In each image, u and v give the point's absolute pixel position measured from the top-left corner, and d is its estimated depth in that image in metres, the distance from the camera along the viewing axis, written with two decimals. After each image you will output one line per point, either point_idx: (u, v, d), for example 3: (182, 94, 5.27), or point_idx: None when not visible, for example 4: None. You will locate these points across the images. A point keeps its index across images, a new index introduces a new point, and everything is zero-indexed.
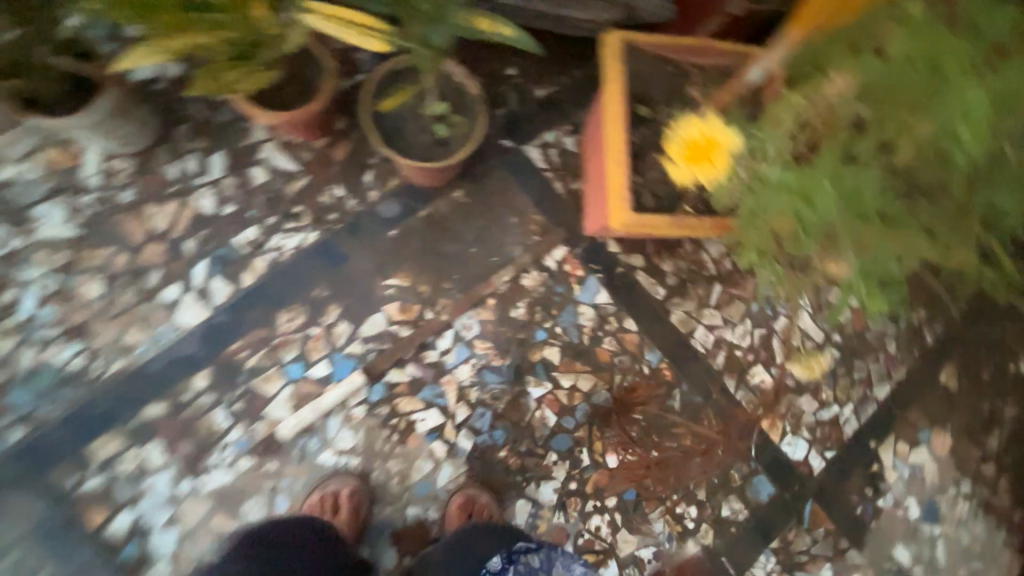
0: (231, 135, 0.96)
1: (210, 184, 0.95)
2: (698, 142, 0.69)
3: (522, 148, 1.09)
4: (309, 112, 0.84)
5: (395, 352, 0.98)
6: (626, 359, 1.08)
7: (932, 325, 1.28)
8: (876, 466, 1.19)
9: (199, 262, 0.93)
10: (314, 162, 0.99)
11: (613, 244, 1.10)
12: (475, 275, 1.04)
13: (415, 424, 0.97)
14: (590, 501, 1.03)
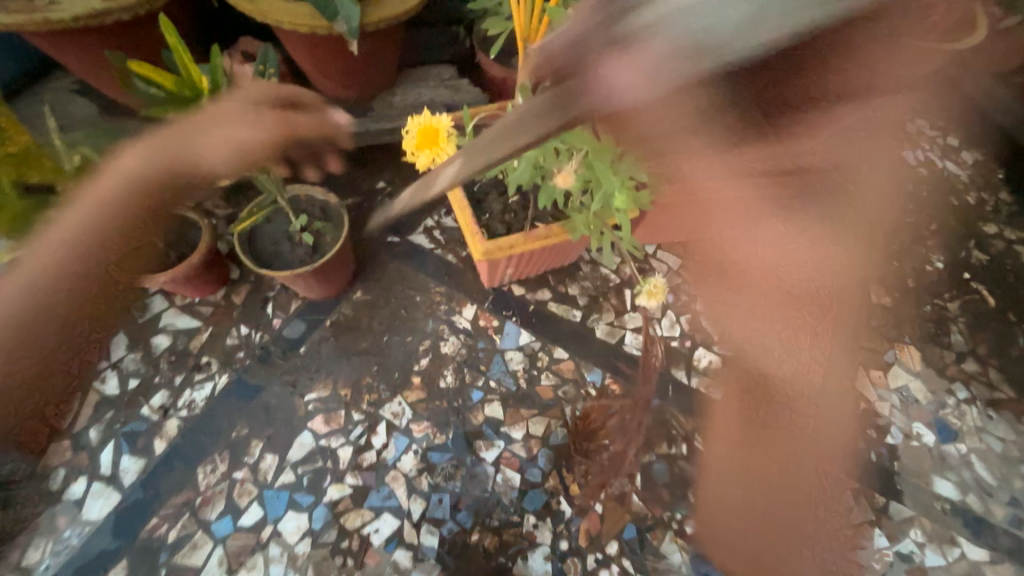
0: (130, 316, 1.02)
1: (111, 365, 0.97)
2: (430, 132, 0.75)
3: (408, 237, 1.18)
4: (190, 267, 0.93)
5: (329, 466, 0.93)
6: (569, 389, 1.05)
7: (838, 256, 1.35)
8: (863, 404, 1.14)
9: (105, 446, 0.91)
10: (214, 313, 1.04)
11: (516, 287, 1.15)
12: (395, 362, 1.04)
13: (370, 538, 0.88)
14: (590, 556, 0.90)
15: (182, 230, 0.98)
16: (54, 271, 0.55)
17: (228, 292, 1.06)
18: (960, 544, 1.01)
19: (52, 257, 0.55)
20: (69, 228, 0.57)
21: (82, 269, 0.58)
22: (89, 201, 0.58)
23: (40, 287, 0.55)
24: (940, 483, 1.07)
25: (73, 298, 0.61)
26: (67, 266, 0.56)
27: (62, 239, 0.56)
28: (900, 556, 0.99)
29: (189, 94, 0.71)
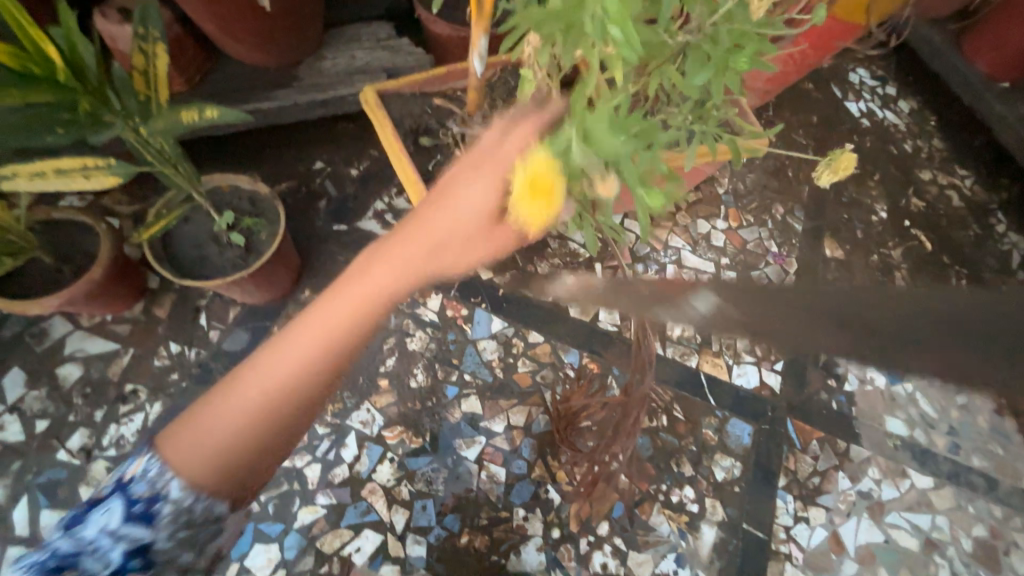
0: (26, 346, 0.85)
1: (9, 408, 0.81)
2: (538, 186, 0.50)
3: (357, 225, 1.06)
4: (91, 283, 0.77)
5: (297, 488, 0.85)
6: (548, 374, 1.01)
7: (796, 212, 1.37)
8: (825, 355, 1.19)
9: (17, 504, 0.77)
10: (134, 333, 0.88)
11: (483, 271, 1.07)
12: (357, 365, 0.95)
13: (351, 558, 0.82)
14: (582, 539, 0.90)
15: (75, 239, 0.81)
16: (262, 413, 0.50)
17: (148, 305, 0.90)
18: (909, 476, 1.08)
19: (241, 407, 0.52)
20: (303, 364, 0.51)
21: (293, 424, 0.52)
22: (369, 271, 0.52)
23: (225, 457, 0.49)
24: (892, 422, 1.13)
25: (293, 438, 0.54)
26: (254, 424, 0.50)
27: (278, 393, 0.51)
28: (862, 495, 1.05)
29: (40, 71, 0.54)
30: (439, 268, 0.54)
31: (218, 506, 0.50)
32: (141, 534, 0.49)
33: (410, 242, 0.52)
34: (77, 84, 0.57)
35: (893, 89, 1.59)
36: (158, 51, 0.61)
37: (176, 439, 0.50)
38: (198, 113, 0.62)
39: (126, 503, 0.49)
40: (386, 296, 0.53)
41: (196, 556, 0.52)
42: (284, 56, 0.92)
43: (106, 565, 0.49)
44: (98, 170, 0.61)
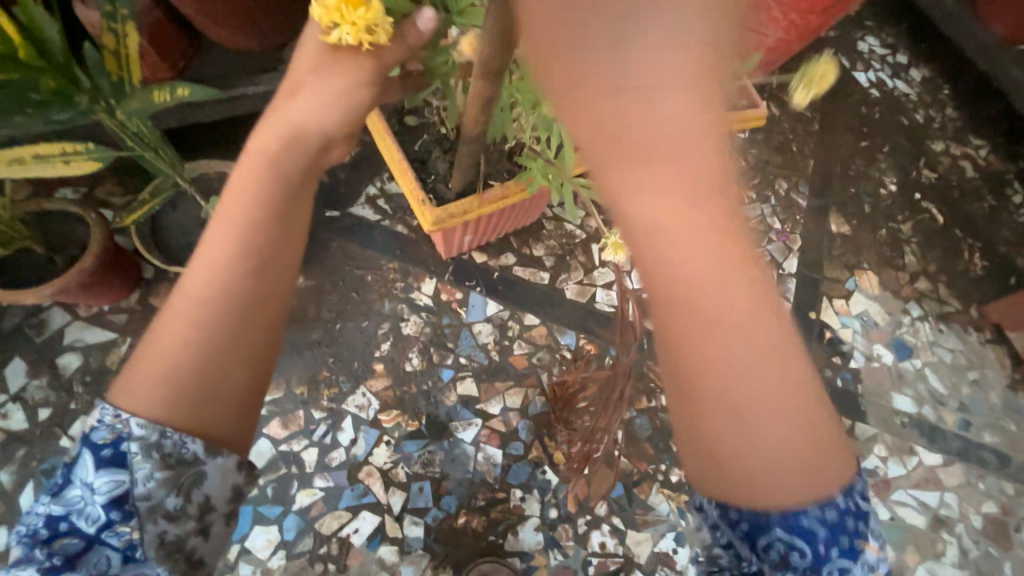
0: (26, 337, 0.86)
1: (12, 397, 0.83)
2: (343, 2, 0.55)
3: (349, 211, 1.05)
4: (83, 271, 0.78)
5: (295, 472, 0.86)
6: (544, 356, 1.00)
7: (800, 188, 1.33)
8: (829, 333, 1.16)
9: (23, 489, 0.79)
10: (130, 322, 0.88)
11: (476, 254, 1.05)
12: (353, 350, 0.95)
13: (350, 539, 0.83)
14: (580, 519, 0.90)
15: (68, 230, 0.82)
16: (198, 322, 0.49)
17: (143, 294, 0.90)
18: (917, 453, 1.07)
19: (181, 336, 0.48)
20: (223, 262, 0.51)
21: (247, 335, 0.50)
22: (233, 191, 0.55)
23: (178, 380, 0.48)
24: (899, 399, 1.12)
25: (257, 346, 0.50)
26: (195, 343, 0.48)
27: (214, 294, 0.50)
28: (867, 472, 1.03)
29: (4, 49, 0.54)
30: (302, 164, 0.57)
31: (190, 443, 0.49)
32: (118, 482, 0.48)
33: (269, 133, 0.57)
34: (41, 62, 0.57)
35: (901, 59, 1.58)
36: (129, 30, 0.61)
37: (126, 386, 0.49)
38: (172, 92, 0.62)
39: (94, 454, 0.49)
40: (268, 171, 0.55)
41: (183, 502, 0.50)
42: (266, 39, 0.90)
43: (94, 521, 0.48)
44: (77, 154, 0.61)
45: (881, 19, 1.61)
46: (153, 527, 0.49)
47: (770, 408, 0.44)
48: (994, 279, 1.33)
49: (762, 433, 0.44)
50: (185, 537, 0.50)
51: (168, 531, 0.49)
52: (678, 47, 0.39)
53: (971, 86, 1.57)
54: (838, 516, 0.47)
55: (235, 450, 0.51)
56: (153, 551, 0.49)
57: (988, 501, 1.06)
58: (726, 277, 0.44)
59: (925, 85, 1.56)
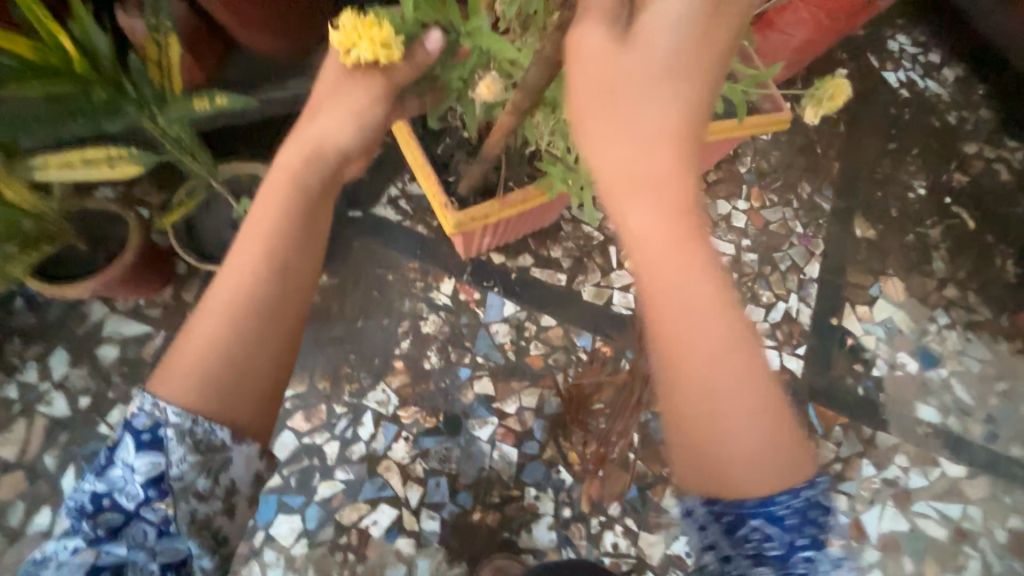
0: (69, 327, 0.91)
1: (56, 385, 0.88)
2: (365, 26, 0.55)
3: (371, 211, 1.08)
4: (124, 267, 0.82)
5: (317, 464, 0.89)
6: (560, 356, 1.01)
7: (824, 191, 1.31)
8: (851, 339, 1.14)
9: (65, 472, 0.83)
10: (164, 316, 0.93)
11: (495, 255, 1.07)
12: (373, 348, 0.98)
13: (369, 530, 0.86)
14: (593, 520, 0.91)
15: (108, 227, 0.86)
16: (229, 318, 0.51)
17: (177, 289, 0.94)
18: (940, 464, 1.05)
19: (214, 335, 0.51)
20: (253, 265, 0.53)
21: (274, 333, 0.53)
22: (259, 203, 0.57)
23: (212, 373, 0.50)
24: (924, 409, 1.10)
25: (282, 344, 0.53)
26: (227, 341, 0.51)
27: (247, 291, 0.52)
28: (887, 482, 1.02)
29: (61, 63, 0.58)
30: (322, 177, 0.59)
31: (219, 430, 0.50)
32: (155, 463, 0.50)
33: (293, 149, 0.59)
34: (93, 74, 0.60)
35: (934, 58, 1.53)
36: (171, 41, 0.63)
37: (161, 377, 0.51)
38: (210, 101, 0.64)
39: (134, 435, 0.50)
40: (292, 184, 0.57)
41: (212, 483, 0.51)
42: (295, 42, 0.93)
43: (134, 497, 0.50)
44: (123, 159, 0.64)
45: (913, 17, 1.56)
46: (185, 505, 0.50)
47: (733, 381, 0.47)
48: None
49: (730, 417, 0.47)
50: (213, 516, 0.51)
51: (199, 510, 0.50)
52: (668, 84, 0.49)
53: (1008, 86, 1.51)
54: (805, 510, 0.48)
55: (259, 438, 0.53)
56: (185, 527, 0.50)
57: (1015, 516, 1.03)
58: (704, 281, 0.48)
59: (959, 86, 1.51)
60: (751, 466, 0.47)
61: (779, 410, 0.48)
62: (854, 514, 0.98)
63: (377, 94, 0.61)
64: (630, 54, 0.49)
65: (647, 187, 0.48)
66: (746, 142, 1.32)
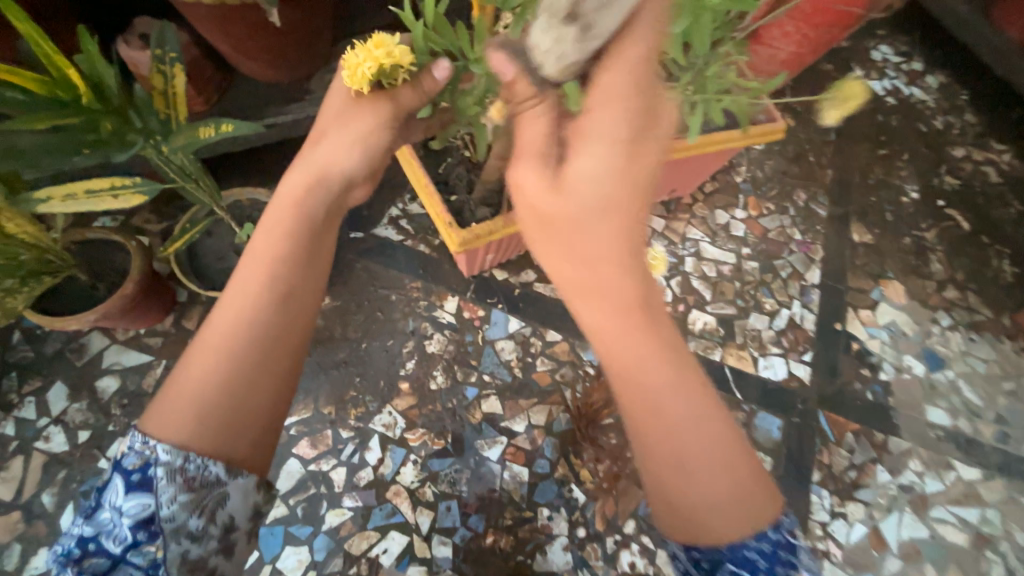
0: (67, 360, 0.89)
1: (54, 420, 0.85)
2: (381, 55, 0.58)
3: (373, 232, 1.08)
4: (124, 297, 0.81)
5: (324, 492, 0.86)
6: (567, 372, 1.00)
7: (819, 197, 1.33)
8: (856, 344, 1.14)
9: (63, 511, 0.81)
10: (166, 344, 0.91)
11: (498, 272, 1.07)
12: (378, 369, 0.96)
13: (379, 560, 0.83)
14: (609, 539, 0.88)
15: (108, 257, 0.85)
16: (226, 355, 0.51)
17: (178, 317, 0.93)
18: (954, 468, 1.04)
19: (211, 365, 0.50)
20: (252, 299, 0.52)
21: (271, 371, 0.52)
22: (262, 232, 0.56)
23: (209, 407, 0.50)
24: (933, 412, 1.09)
25: (282, 377, 0.53)
26: (224, 373, 0.50)
27: (245, 327, 0.51)
28: (903, 489, 1.00)
29: (68, 96, 0.57)
30: (327, 204, 0.59)
31: (213, 464, 0.50)
32: (145, 505, 0.49)
33: (297, 177, 0.59)
34: (100, 106, 0.60)
35: (916, 66, 1.58)
36: (176, 71, 0.64)
37: (158, 414, 0.51)
38: (215, 128, 0.64)
39: (124, 475, 0.49)
40: (295, 214, 0.57)
41: (206, 522, 0.50)
42: (294, 70, 0.94)
43: (121, 541, 0.49)
44: (125, 189, 0.64)
45: (894, 28, 1.62)
46: (176, 546, 0.49)
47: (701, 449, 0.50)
48: None
49: (702, 477, 0.49)
50: (207, 556, 0.50)
51: (192, 551, 0.50)
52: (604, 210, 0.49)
53: (990, 91, 1.56)
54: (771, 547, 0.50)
55: (255, 471, 0.53)
56: (175, 569, 0.49)
57: None
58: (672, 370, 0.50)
59: (942, 92, 1.55)
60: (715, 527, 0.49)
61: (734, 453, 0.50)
62: (873, 522, 0.97)
63: (385, 115, 0.60)
64: (560, 196, 0.50)
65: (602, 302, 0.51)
66: (740, 153, 1.34)
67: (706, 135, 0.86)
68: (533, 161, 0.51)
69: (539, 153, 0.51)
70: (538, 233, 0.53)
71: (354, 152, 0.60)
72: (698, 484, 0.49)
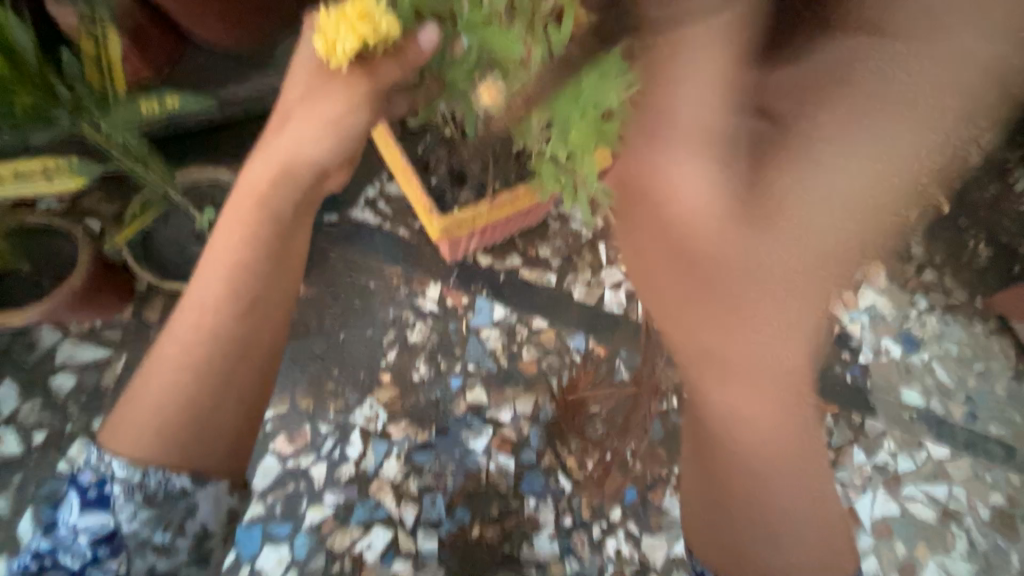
0: (15, 355, 0.83)
1: (5, 421, 0.79)
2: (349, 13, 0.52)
3: (349, 216, 1.01)
4: (73, 289, 0.74)
5: (304, 488, 0.83)
6: (553, 360, 0.98)
7: None
8: (838, 328, 1.16)
9: (20, 516, 0.76)
10: (126, 337, 0.85)
11: (482, 258, 1.03)
12: (357, 360, 0.93)
13: (362, 555, 0.81)
14: (595, 526, 0.89)
15: (53, 245, 0.77)
16: (188, 361, 0.48)
17: (137, 308, 0.87)
18: (925, 447, 1.08)
19: (172, 375, 0.48)
20: (213, 306, 0.50)
21: (239, 376, 0.49)
22: (222, 233, 0.53)
23: (169, 420, 0.47)
24: (907, 393, 1.12)
25: (253, 384, 0.50)
26: (186, 381, 0.48)
27: (207, 334, 0.49)
28: (878, 468, 1.03)
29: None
30: (292, 200, 0.56)
31: (176, 477, 0.48)
32: (104, 521, 0.50)
33: (259, 171, 0.55)
34: (14, 74, 0.54)
35: None
36: (105, 34, 0.58)
37: (117, 428, 0.49)
38: (161, 102, 0.57)
39: (81, 494, 0.51)
40: (258, 212, 0.53)
41: (173, 536, 0.49)
42: (256, 36, 0.85)
43: (79, 557, 0.50)
44: (62, 172, 0.57)
45: None
46: (141, 561, 0.49)
47: (780, 446, 0.54)
48: (999, 269, 1.33)
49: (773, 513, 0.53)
50: (179, 566, 0.50)
51: (158, 563, 0.49)
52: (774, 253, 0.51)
53: None
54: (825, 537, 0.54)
55: (224, 476, 0.50)
56: None
57: (997, 493, 1.07)
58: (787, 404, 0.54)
59: None
60: (796, 529, 0.53)
61: (808, 505, 0.54)
62: (848, 501, 1.00)
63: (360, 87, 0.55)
64: (700, 219, 0.54)
65: (745, 330, 0.52)
66: None
67: None
68: (699, 153, 0.55)
69: (708, 143, 0.55)
70: (676, 238, 0.57)
71: (320, 142, 0.56)
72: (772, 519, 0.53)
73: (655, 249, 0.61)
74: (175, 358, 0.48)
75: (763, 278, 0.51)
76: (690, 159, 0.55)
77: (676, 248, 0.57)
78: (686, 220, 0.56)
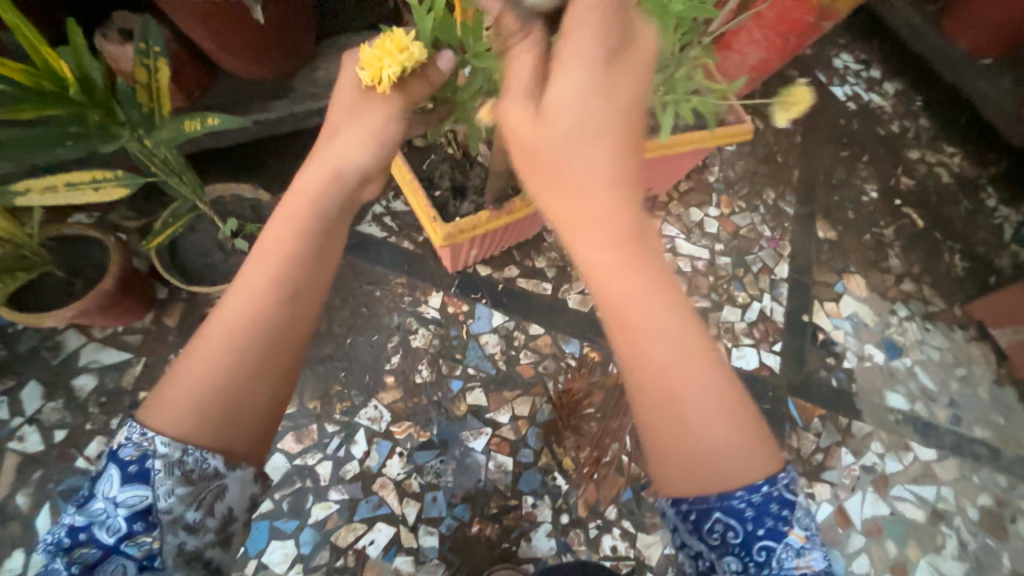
0: (41, 359, 0.87)
1: (28, 420, 0.84)
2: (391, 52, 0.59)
3: (357, 230, 1.08)
4: (103, 293, 0.80)
5: (310, 485, 0.87)
6: (549, 363, 1.03)
7: (786, 196, 1.40)
8: (822, 334, 1.21)
9: (38, 511, 0.79)
10: (146, 341, 0.91)
11: (481, 268, 1.09)
12: (363, 364, 0.97)
13: (366, 551, 0.84)
14: (591, 524, 0.91)
15: (85, 253, 0.84)
16: (232, 346, 0.51)
17: (157, 314, 0.92)
18: (912, 449, 1.11)
19: (218, 357, 0.51)
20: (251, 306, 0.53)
21: (275, 366, 0.53)
22: (272, 228, 0.57)
23: (208, 402, 0.50)
24: (892, 396, 1.16)
25: (286, 373, 0.54)
26: (228, 368, 0.51)
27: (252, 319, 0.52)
28: (866, 469, 1.06)
29: (53, 86, 0.57)
30: (339, 201, 0.60)
31: (212, 458, 0.50)
32: (141, 496, 0.50)
33: (313, 173, 0.60)
34: (84, 97, 0.60)
35: (875, 74, 1.68)
36: (160, 65, 0.64)
37: (154, 406, 0.51)
38: (201, 123, 0.65)
39: (120, 467, 0.50)
40: (310, 210, 0.58)
41: (203, 515, 0.52)
42: (277, 67, 0.94)
43: (114, 532, 0.50)
44: (108, 182, 0.64)
45: (854, 38, 1.72)
46: (173, 537, 0.51)
47: (691, 357, 0.48)
48: (975, 279, 1.39)
49: (697, 423, 0.48)
50: (203, 548, 0.52)
51: (188, 542, 0.51)
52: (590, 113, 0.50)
53: (941, 98, 1.67)
54: (764, 499, 0.48)
55: (249, 461, 0.53)
56: (173, 559, 0.51)
57: (984, 494, 1.09)
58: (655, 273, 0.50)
59: (898, 98, 1.65)
60: (722, 461, 0.48)
61: (734, 409, 0.48)
62: (838, 501, 1.02)
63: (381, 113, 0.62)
64: (543, 127, 0.50)
65: (592, 222, 0.50)
66: (712, 153, 1.40)
67: (679, 135, 0.91)
68: (519, 96, 0.52)
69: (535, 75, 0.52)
70: (526, 164, 0.52)
71: (367, 153, 0.62)
72: (696, 436, 0.48)
73: (540, 195, 0.53)
74: (218, 342, 0.51)
75: (596, 207, 0.50)
76: (512, 95, 0.52)
77: (530, 152, 0.51)
78: (518, 140, 0.52)
